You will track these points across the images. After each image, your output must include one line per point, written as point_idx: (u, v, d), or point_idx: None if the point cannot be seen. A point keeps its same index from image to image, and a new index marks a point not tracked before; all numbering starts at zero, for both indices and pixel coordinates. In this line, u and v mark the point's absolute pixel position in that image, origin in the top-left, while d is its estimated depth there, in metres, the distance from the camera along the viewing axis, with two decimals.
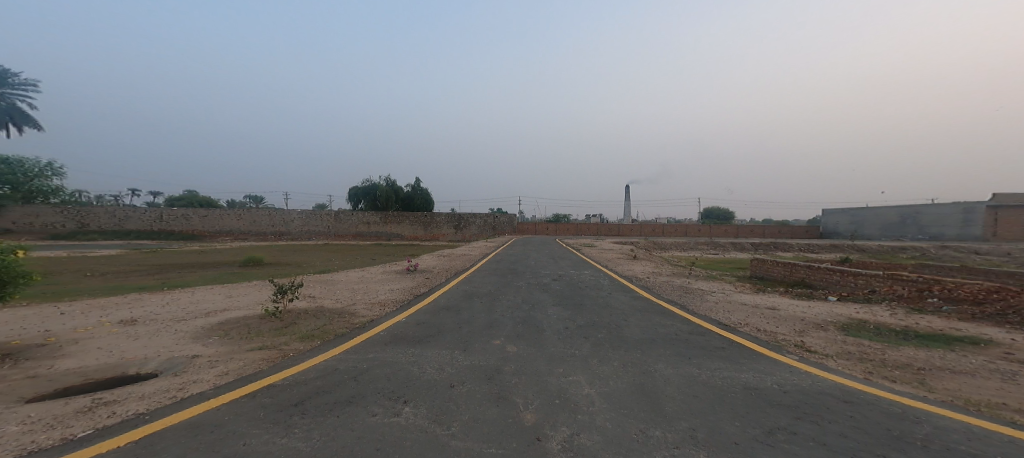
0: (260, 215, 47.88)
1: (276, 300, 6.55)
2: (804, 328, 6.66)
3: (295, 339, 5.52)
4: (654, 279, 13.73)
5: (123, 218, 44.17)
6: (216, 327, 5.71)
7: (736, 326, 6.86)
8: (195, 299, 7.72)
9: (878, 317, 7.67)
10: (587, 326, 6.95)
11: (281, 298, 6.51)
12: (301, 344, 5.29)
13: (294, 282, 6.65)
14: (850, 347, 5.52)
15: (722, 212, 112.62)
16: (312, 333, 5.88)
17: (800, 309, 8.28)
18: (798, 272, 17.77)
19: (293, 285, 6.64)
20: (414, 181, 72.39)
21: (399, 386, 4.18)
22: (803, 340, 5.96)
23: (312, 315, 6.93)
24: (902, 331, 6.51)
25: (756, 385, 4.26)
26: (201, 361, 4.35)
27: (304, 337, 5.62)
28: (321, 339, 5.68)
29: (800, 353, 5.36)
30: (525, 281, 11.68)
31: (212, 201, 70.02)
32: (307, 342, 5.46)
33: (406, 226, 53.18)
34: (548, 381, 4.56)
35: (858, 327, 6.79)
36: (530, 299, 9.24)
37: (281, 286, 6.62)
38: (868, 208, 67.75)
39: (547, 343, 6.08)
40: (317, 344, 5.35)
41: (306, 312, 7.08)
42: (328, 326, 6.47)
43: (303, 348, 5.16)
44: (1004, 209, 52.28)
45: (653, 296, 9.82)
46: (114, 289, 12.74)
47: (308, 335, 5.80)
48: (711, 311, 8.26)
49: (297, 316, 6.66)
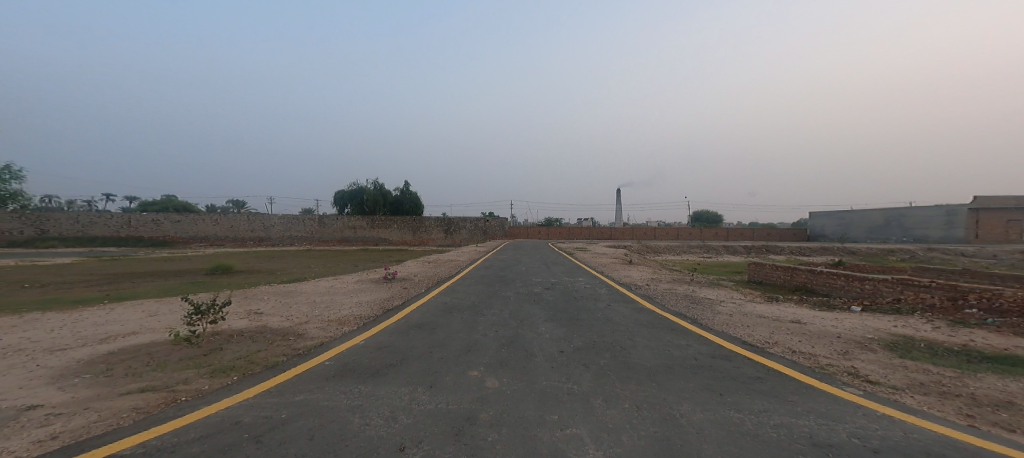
0: (238, 221, 45.84)
1: (192, 324, 5.13)
2: (848, 348, 5.55)
3: (202, 373, 4.15)
4: (655, 286, 12.56)
5: (87, 224, 41.63)
6: (102, 358, 4.30)
7: (765, 347, 5.72)
8: (104, 318, 6.22)
9: (922, 333, 6.59)
10: (587, 349, 5.74)
11: (198, 321, 5.11)
12: (205, 380, 3.93)
13: (217, 301, 5.28)
14: (919, 378, 4.42)
15: (711, 215, 113.43)
16: (233, 364, 4.52)
17: (828, 322, 7.22)
18: (800, 277, 16.93)
19: (215, 304, 5.27)
20: (403, 185, 70.72)
21: (324, 449, 2.88)
22: (855, 366, 4.84)
23: (244, 339, 5.53)
24: (965, 353, 5.43)
25: (826, 440, 3.08)
26: (32, 415, 2.97)
27: (217, 371, 4.24)
28: (242, 372, 4.32)
29: (862, 386, 4.21)
30: (513, 291, 10.41)
31: (188, 206, 67.40)
32: (221, 377, 4.10)
33: (394, 231, 51.43)
34: (539, 437, 3.31)
35: (908, 348, 5.70)
36: (519, 313, 8.01)
37: (200, 305, 5.22)
38: (854, 210, 68.40)
39: (538, 373, 4.86)
40: (232, 380, 4.01)
41: (238, 335, 5.66)
42: (261, 353, 5.09)
43: (208, 386, 3.79)
44: (985, 212, 53.07)
45: (658, 308, 8.65)
46: (43, 304, 11.11)
47: (226, 366, 4.43)
48: (728, 325, 7.09)
49: (223, 342, 5.27)
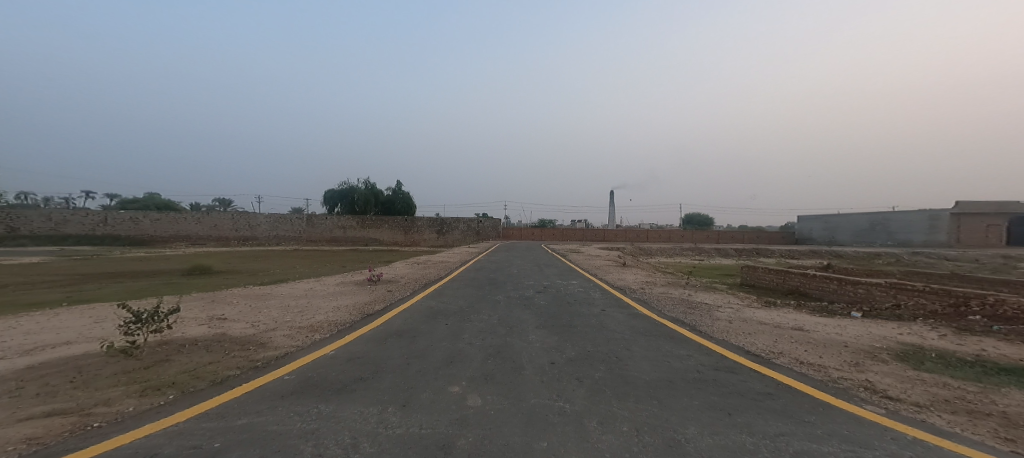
0: (222, 219, 44.53)
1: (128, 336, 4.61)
2: (857, 358, 5.19)
3: (132, 391, 3.60)
4: (650, 290, 12.17)
5: (60, 222, 40.03)
6: (17, 373, 3.72)
7: (770, 357, 5.32)
8: (43, 326, 5.58)
9: (930, 341, 6.26)
10: (580, 361, 5.29)
11: (136, 330, 4.61)
12: (134, 401, 3.38)
13: (159, 309, 4.83)
14: (942, 393, 4.03)
15: (701, 217, 114.40)
16: (174, 380, 3.96)
17: (831, 328, 6.87)
18: (793, 280, 16.78)
19: (157, 312, 4.82)
20: (396, 184, 69.73)
21: None
22: (870, 380, 4.45)
23: (194, 351, 4.97)
24: (981, 365, 5.08)
25: None
26: None
27: (151, 388, 3.69)
28: (181, 389, 3.76)
29: (883, 404, 3.82)
30: (503, 294, 9.91)
31: (171, 205, 65.59)
32: (155, 396, 3.56)
33: (386, 231, 50.51)
34: None
35: (921, 359, 5.34)
36: (508, 319, 7.54)
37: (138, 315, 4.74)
38: (841, 214, 69.37)
39: (526, 389, 4.39)
40: (164, 401, 3.46)
41: (188, 347, 5.11)
42: (213, 366, 4.54)
43: (133, 408, 3.25)
44: (966, 217, 54.16)
45: (654, 314, 8.24)
46: None
47: (165, 383, 3.89)
48: (728, 333, 6.70)
49: (169, 355, 4.72)
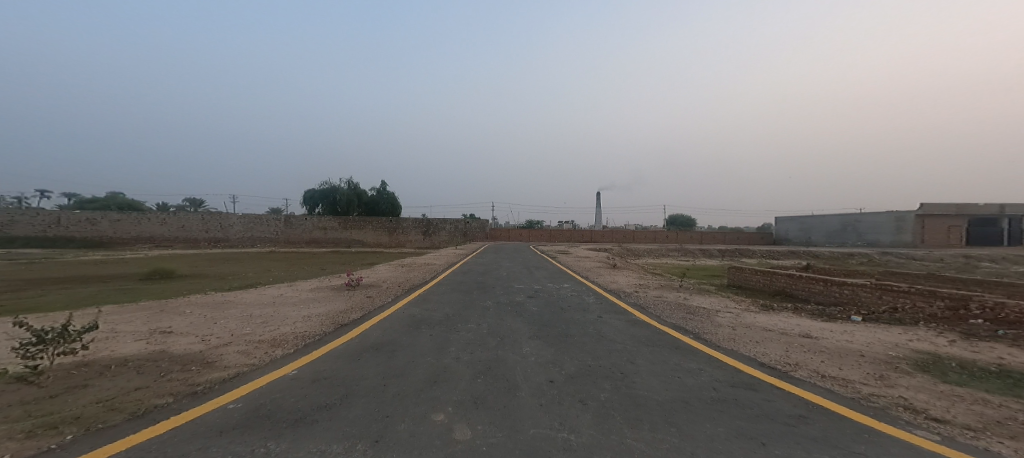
0: (190, 220, 42.20)
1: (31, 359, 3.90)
2: (882, 369, 4.76)
3: (17, 432, 2.90)
4: (644, 294, 11.74)
5: (8, 223, 37.14)
6: None
7: (789, 368, 4.85)
8: None
9: (945, 348, 5.94)
10: (582, 379, 4.70)
11: (40, 352, 3.91)
12: (13, 447, 2.67)
13: (75, 326, 4.17)
14: (989, 413, 3.60)
15: (683, 219, 116.19)
16: (80, 415, 3.27)
17: (842, 334, 6.48)
18: (779, 281, 16.77)
19: (73, 331, 4.16)
20: (379, 184, 67.99)
21: None
22: (906, 395, 4.00)
23: (119, 378, 4.24)
24: (1009, 376, 4.72)
25: None
26: None
27: (45, 427, 2.99)
28: (84, 427, 3.08)
29: (932, 427, 3.34)
30: (492, 300, 9.25)
31: (136, 205, 62.12)
32: (45, 437, 2.86)
33: (368, 232, 48.99)
34: None
35: (946, 369, 4.94)
36: (498, 328, 6.90)
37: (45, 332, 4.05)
38: (815, 215, 71.53)
39: (524, 417, 3.75)
40: (55, 445, 2.75)
41: (112, 372, 4.37)
42: (139, 395, 3.81)
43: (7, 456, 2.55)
44: (931, 218, 56.56)
45: (654, 322, 7.75)
46: None
47: (67, 420, 3.18)
48: (736, 341, 6.25)
49: (85, 384, 4.00)
